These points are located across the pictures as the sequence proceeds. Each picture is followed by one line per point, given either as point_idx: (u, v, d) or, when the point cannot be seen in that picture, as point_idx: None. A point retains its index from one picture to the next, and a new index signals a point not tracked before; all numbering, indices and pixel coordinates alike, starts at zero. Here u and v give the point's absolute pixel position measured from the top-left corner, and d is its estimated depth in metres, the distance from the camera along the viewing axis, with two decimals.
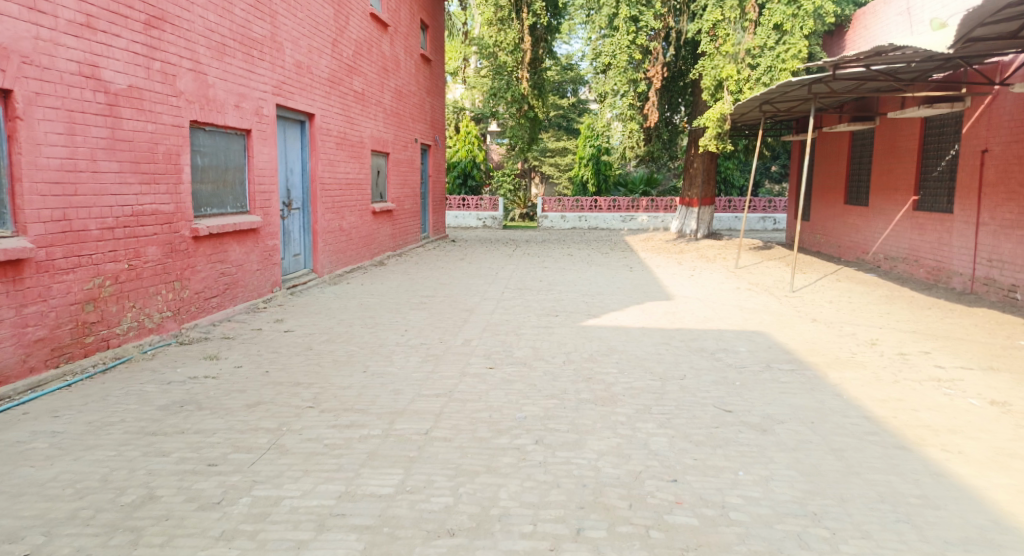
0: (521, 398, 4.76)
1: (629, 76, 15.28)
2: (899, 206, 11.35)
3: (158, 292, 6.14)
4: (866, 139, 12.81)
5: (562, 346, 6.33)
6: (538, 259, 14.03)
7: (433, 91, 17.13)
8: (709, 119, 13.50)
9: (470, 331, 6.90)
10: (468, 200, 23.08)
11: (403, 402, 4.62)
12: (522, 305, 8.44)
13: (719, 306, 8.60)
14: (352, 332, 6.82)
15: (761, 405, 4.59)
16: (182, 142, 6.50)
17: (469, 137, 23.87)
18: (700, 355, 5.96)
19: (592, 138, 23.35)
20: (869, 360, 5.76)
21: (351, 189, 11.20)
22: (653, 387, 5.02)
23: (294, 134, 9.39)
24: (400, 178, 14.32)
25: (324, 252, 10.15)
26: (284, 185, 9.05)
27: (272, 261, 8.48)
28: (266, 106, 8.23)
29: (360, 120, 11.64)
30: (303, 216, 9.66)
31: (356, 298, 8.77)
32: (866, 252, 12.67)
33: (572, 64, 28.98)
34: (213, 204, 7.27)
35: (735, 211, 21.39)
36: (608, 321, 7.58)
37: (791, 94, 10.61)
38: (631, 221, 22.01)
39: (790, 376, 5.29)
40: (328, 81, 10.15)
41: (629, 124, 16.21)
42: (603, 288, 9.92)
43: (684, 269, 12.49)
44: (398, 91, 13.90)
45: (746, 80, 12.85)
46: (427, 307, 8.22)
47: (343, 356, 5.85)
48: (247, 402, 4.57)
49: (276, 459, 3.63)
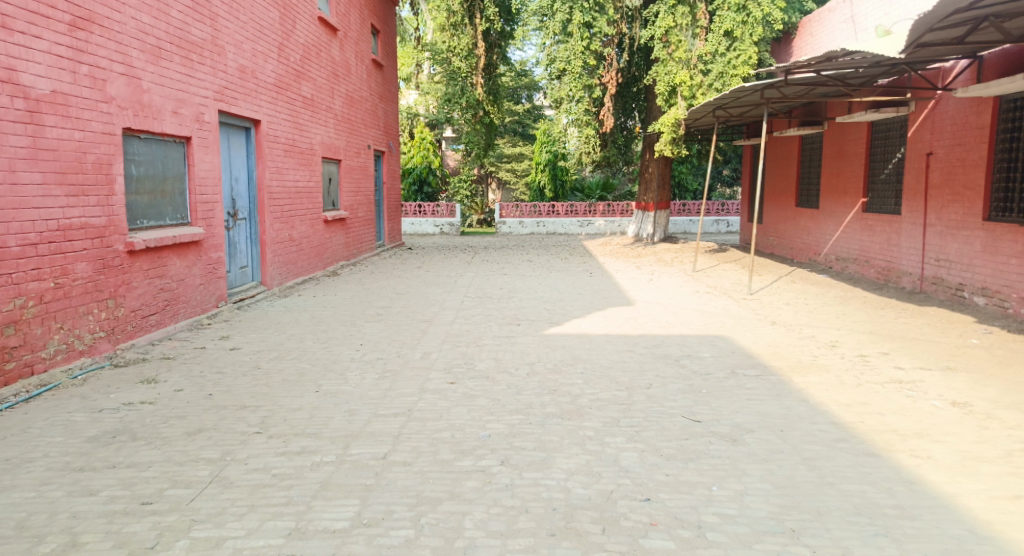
0: (483, 414, 4.57)
1: (583, 82, 15.21)
2: (849, 208, 11.55)
3: (89, 312, 5.80)
4: (815, 143, 13.03)
5: (525, 356, 6.15)
6: (496, 266, 13.84)
7: (386, 97, 16.82)
8: (663, 124, 13.59)
9: (429, 343, 6.66)
10: (424, 207, 22.78)
11: (359, 423, 4.37)
12: (482, 314, 8.24)
13: (680, 310, 8.56)
14: (304, 348, 6.51)
15: (729, 414, 4.49)
16: (115, 150, 6.14)
17: (424, 144, 23.65)
18: (664, 362, 5.86)
19: (548, 143, 23.35)
20: (832, 363, 5.74)
21: (301, 197, 10.84)
22: (619, 398, 4.88)
23: (239, 141, 9.01)
24: (353, 185, 13.97)
25: (273, 263, 9.77)
26: (229, 194, 8.66)
27: (216, 274, 8.10)
28: (208, 112, 7.86)
29: (310, 127, 11.29)
30: (250, 226, 9.28)
31: (308, 312, 8.43)
32: (817, 253, 12.86)
33: (526, 70, 28.97)
34: (150, 217, 6.89)
35: (690, 214, 21.64)
36: (570, 328, 7.45)
37: (743, 98, 10.70)
38: (588, 226, 22.03)
39: (756, 382, 5.22)
40: (275, 86, 9.79)
41: (586, 130, 16.12)
42: (564, 295, 9.80)
43: (643, 273, 12.50)
44: (349, 97, 13.57)
45: (699, 86, 12.91)
46: (383, 319, 7.94)
47: (294, 375, 5.56)
48: (188, 430, 4.27)
49: (218, 494, 3.37)
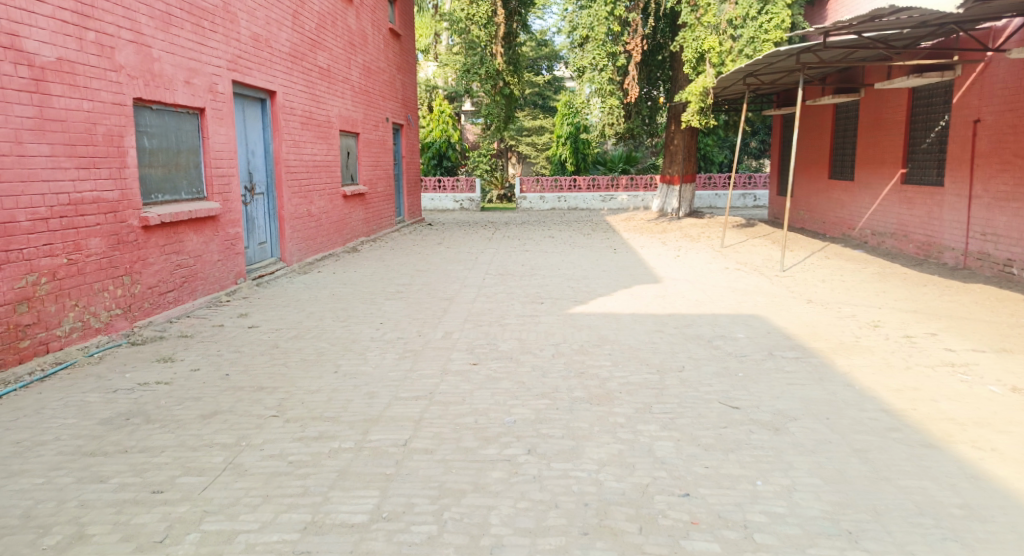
0: (508, 398, 4.34)
1: (608, 49, 14.93)
2: (887, 180, 11.06)
3: (105, 288, 5.65)
4: (850, 112, 12.49)
5: (550, 337, 5.91)
6: (518, 241, 13.57)
7: (404, 68, 16.47)
8: (691, 93, 13.14)
9: (451, 322, 6.45)
10: (444, 182, 22.48)
11: (379, 407, 4.17)
12: (504, 292, 8.00)
13: (710, 288, 8.24)
14: (323, 326, 6.33)
15: (769, 400, 4.22)
16: (126, 122, 5.95)
17: (444, 117, 23.31)
18: (696, 343, 5.58)
19: (570, 115, 22.88)
20: (875, 344, 5.43)
21: (319, 171, 10.63)
22: (650, 382, 4.62)
23: (254, 113, 8.79)
24: (371, 159, 13.73)
25: (292, 239, 9.59)
26: (245, 168, 8.47)
27: (234, 250, 7.93)
28: (221, 83, 7.63)
29: (326, 99, 11.03)
30: (267, 201, 9.09)
31: (327, 288, 8.25)
32: (852, 227, 12.40)
33: (546, 40, 28.35)
34: (165, 191, 6.71)
35: (716, 188, 21.15)
36: (596, 307, 7.18)
37: (776, 65, 10.21)
38: (610, 201, 21.61)
39: (795, 365, 4.93)
40: (290, 56, 9.53)
41: (609, 101, 15.66)
42: (588, 272, 9.51)
43: (670, 249, 12.14)
44: (366, 68, 13.27)
45: (728, 52, 12.40)
46: (404, 296, 7.74)
47: (312, 355, 5.37)
48: (202, 412, 4.09)
49: (231, 483, 3.17)
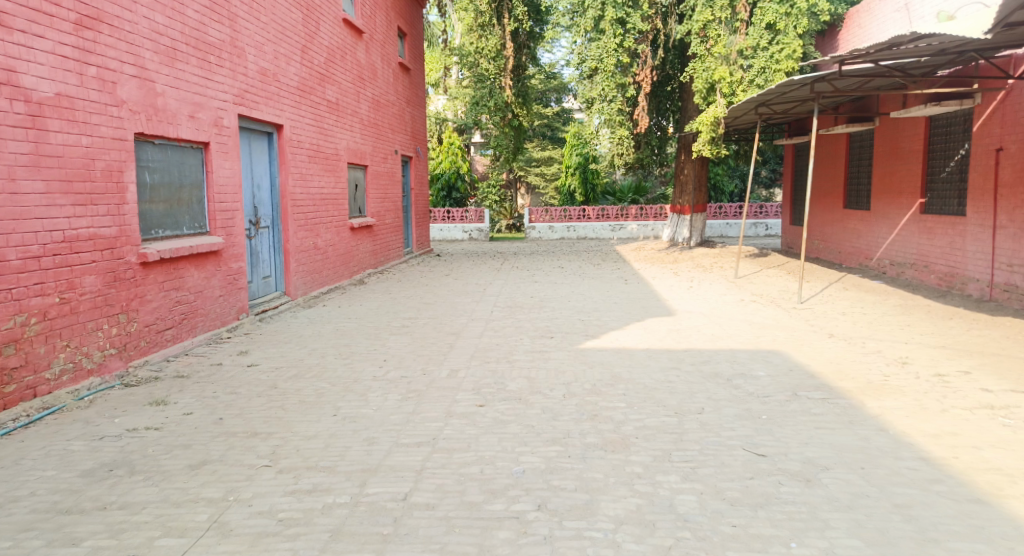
0: (516, 445, 4.06)
1: (617, 80, 14.75)
2: (905, 209, 10.81)
3: (99, 328, 5.45)
4: (865, 141, 12.29)
5: (560, 375, 5.64)
6: (527, 273, 13.36)
7: (413, 101, 16.49)
8: (702, 123, 13.00)
9: (457, 360, 6.19)
10: (452, 212, 22.38)
11: (379, 456, 3.92)
12: (513, 326, 7.76)
13: (726, 321, 7.96)
14: (324, 364, 6.10)
15: (797, 446, 3.93)
16: (126, 157, 5.82)
17: (453, 148, 23.34)
18: (715, 382, 5.30)
19: (579, 145, 22.87)
20: (904, 383, 5.13)
21: (326, 204, 10.50)
22: (668, 426, 4.34)
23: (261, 146, 8.69)
24: (380, 191, 13.63)
25: (297, 273, 9.42)
26: (250, 202, 8.33)
27: (237, 285, 7.75)
28: (227, 117, 7.54)
29: (334, 132, 10.95)
30: (273, 235, 8.94)
31: (332, 324, 8.04)
32: (869, 257, 12.11)
33: (555, 72, 28.50)
34: (166, 226, 6.55)
35: (727, 217, 20.96)
36: (607, 342, 6.91)
37: (790, 94, 10.05)
38: (620, 230, 21.42)
39: (823, 407, 4.63)
40: (298, 90, 9.47)
41: (619, 131, 15.57)
42: (598, 305, 9.26)
43: (682, 280, 11.88)
44: (375, 101, 13.24)
45: (739, 83, 12.27)
46: (409, 332, 7.51)
47: (311, 397, 5.12)
48: (191, 463, 3.84)
49: (214, 546, 2.92)
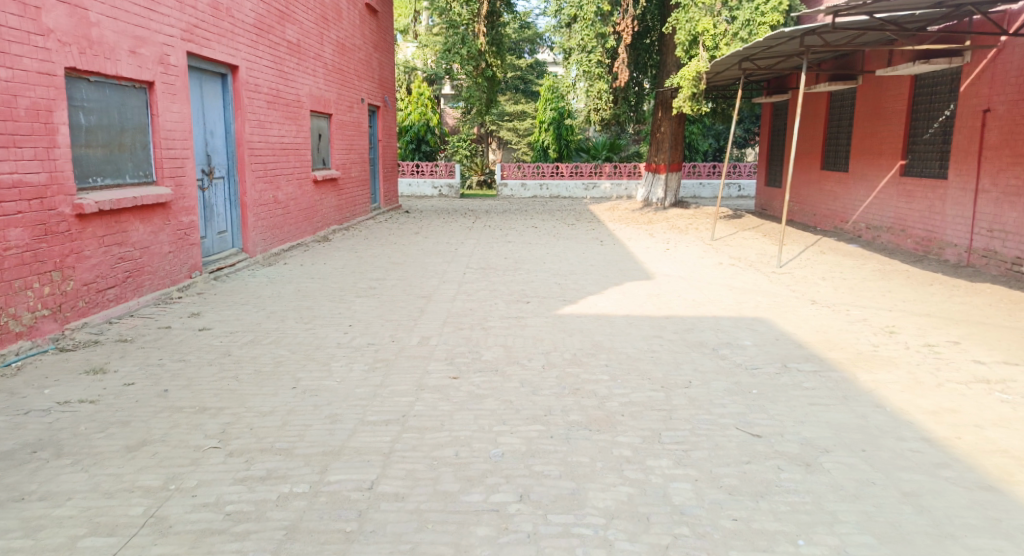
0: (493, 424, 3.73)
1: (597, 30, 14.23)
2: (884, 172, 10.62)
3: (28, 286, 4.91)
4: (846, 100, 12.02)
5: (538, 344, 5.31)
6: (499, 231, 12.95)
7: (381, 47, 15.67)
8: (683, 77, 12.62)
9: (428, 325, 5.82)
10: (422, 167, 21.71)
11: (341, 437, 3.54)
12: (487, 290, 7.39)
13: (707, 286, 7.72)
14: (284, 329, 5.67)
15: (794, 425, 3.66)
16: (56, 95, 5.20)
17: (422, 99, 22.54)
18: (700, 352, 5.02)
19: (553, 100, 22.29)
20: (896, 354, 4.92)
21: (287, 154, 9.87)
22: (656, 402, 4.04)
23: (214, 89, 8.02)
24: (345, 142, 12.96)
25: (256, 228, 8.85)
26: (202, 149, 7.70)
27: (188, 240, 7.19)
28: (174, 54, 6.86)
29: (296, 76, 10.25)
30: (228, 186, 8.34)
31: (292, 283, 7.56)
32: (845, 221, 11.98)
33: (529, 23, 27.60)
34: (106, 174, 5.95)
35: (700, 177, 20.75)
36: (586, 308, 6.61)
37: (776, 48, 9.70)
38: (593, 189, 21.05)
39: (815, 380, 4.37)
40: (255, 28, 8.74)
41: (597, 85, 15.10)
42: (575, 267, 8.93)
43: (659, 241, 11.62)
44: (340, 45, 12.47)
45: (722, 35, 11.82)
46: (376, 294, 7.08)
47: (268, 366, 4.70)
48: (129, 444, 3.42)
49: (147, 548, 2.53)
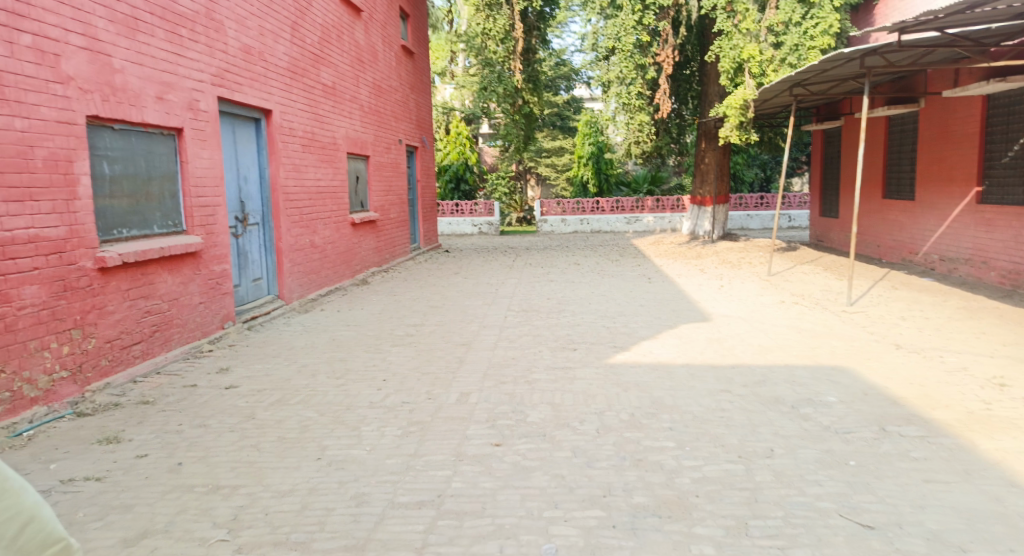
0: (544, 508, 3.18)
1: (636, 61, 13.86)
2: (957, 200, 9.84)
3: (45, 347, 4.59)
4: (908, 123, 11.32)
5: (590, 402, 4.75)
6: (541, 270, 12.46)
7: (418, 88, 15.58)
8: (729, 106, 12.03)
9: (468, 380, 5.32)
10: (461, 205, 21.49)
11: (368, 527, 3.03)
12: (530, 336, 6.87)
13: (771, 329, 7.06)
14: (314, 384, 5.24)
15: (912, 514, 3.03)
16: (76, 144, 4.95)
17: (460, 138, 22.48)
18: (778, 412, 4.45)
19: (591, 134, 21.93)
20: (1013, 413, 4.22)
21: (324, 198, 9.63)
22: (736, 478, 3.45)
23: (247, 134, 7.81)
24: (383, 184, 12.75)
25: (292, 274, 8.53)
26: (235, 195, 7.45)
27: (221, 290, 6.87)
28: (204, 99, 6.65)
29: (332, 119, 10.07)
30: (262, 232, 8.07)
31: (327, 332, 7.18)
32: (913, 252, 11.18)
33: (564, 59, 27.51)
34: (132, 225, 5.68)
35: (748, 208, 20.00)
36: (640, 356, 6.05)
37: (832, 71, 9.11)
38: (636, 223, 20.47)
39: (925, 450, 3.75)
40: (289, 71, 8.58)
41: (638, 116, 14.65)
42: (623, 308, 8.35)
43: (712, 278, 10.95)
44: (376, 86, 12.35)
45: (769, 62, 11.27)
46: (413, 342, 6.63)
47: (294, 430, 4.25)
48: (129, 537, 2.97)
49: None
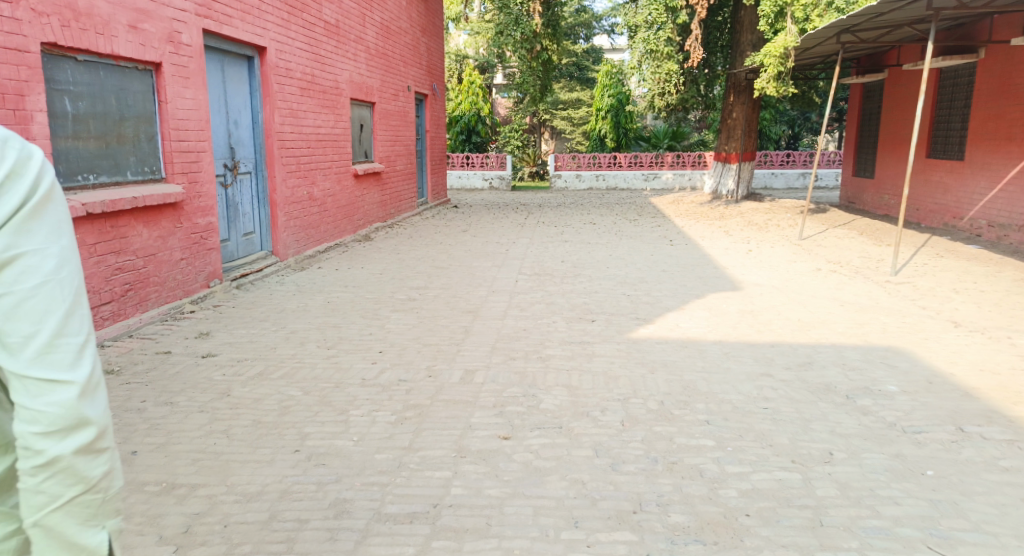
0: (562, 527, 2.60)
1: (666, 2, 12.88)
2: (1014, 160, 9.25)
3: None
4: (961, 76, 10.56)
5: (612, 385, 4.18)
6: (555, 228, 11.81)
7: (430, 32, 14.67)
8: (768, 54, 11.12)
9: (474, 353, 4.76)
10: (472, 158, 20.70)
11: (347, 548, 2.47)
12: (543, 304, 6.26)
13: (810, 301, 6.42)
14: (302, 354, 4.65)
15: (1020, 548, 2.45)
16: (29, 75, 4.29)
17: (473, 87, 21.52)
18: (831, 403, 3.89)
19: (611, 85, 20.95)
20: None
21: (324, 146, 8.94)
22: (792, 492, 2.87)
23: (239, 73, 7.09)
24: (389, 133, 12.01)
25: (288, 229, 7.91)
26: (224, 141, 6.76)
27: (208, 245, 6.22)
28: (188, 31, 5.89)
29: (334, 61, 9.30)
30: (254, 182, 7.41)
31: (325, 293, 6.62)
32: (958, 217, 10.56)
33: (585, 6, 26.26)
34: (100, 171, 5.02)
35: (772, 167, 19.12)
36: (666, 329, 5.46)
37: (888, 14, 8.28)
38: (653, 180, 19.65)
39: (1013, 457, 3.18)
40: (286, 4, 7.79)
41: (666, 65, 13.77)
42: (644, 274, 7.70)
43: (738, 241, 10.26)
44: (384, 27, 11.51)
45: (814, 6, 10.41)
46: (416, 307, 6.06)
47: (271, 412, 3.65)
48: None
49: None
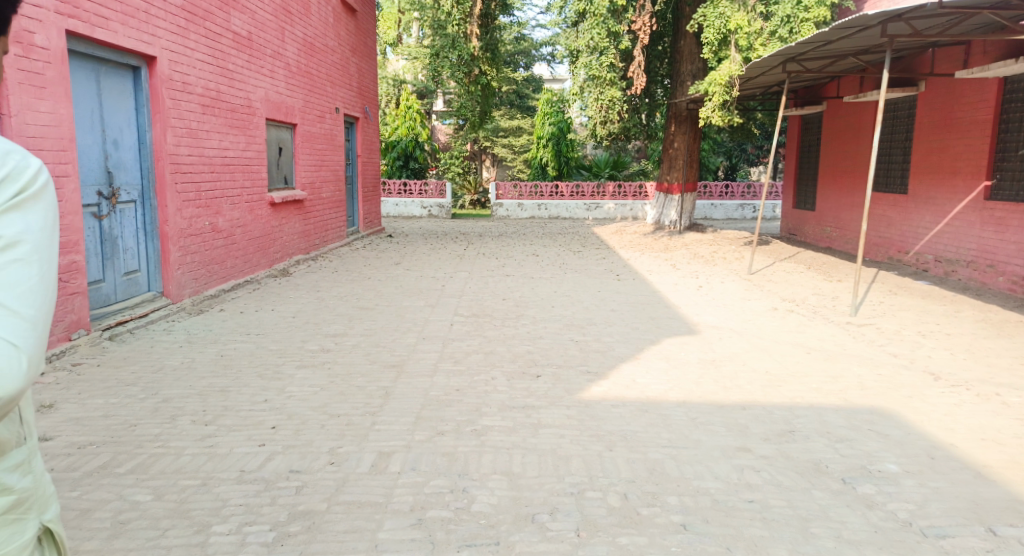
0: None
1: (609, 27, 12.44)
2: (960, 194, 9.03)
3: None
4: (901, 109, 10.42)
5: (562, 471, 3.35)
6: (494, 261, 11.00)
7: (360, 51, 13.79)
8: (714, 82, 10.70)
9: (391, 427, 3.85)
10: (409, 185, 19.78)
11: None
12: (479, 355, 5.40)
13: (774, 348, 5.80)
14: (168, 435, 3.64)
15: None
16: None
17: (411, 112, 20.68)
18: (830, 493, 3.17)
19: (552, 113, 20.49)
20: None
21: (232, 171, 7.92)
22: None
23: (120, 85, 6.05)
24: (313, 157, 11.03)
25: (183, 265, 6.82)
26: (96, 163, 5.69)
27: (70, 289, 5.12)
28: (43, 32, 4.86)
29: (247, 76, 8.33)
30: (139, 212, 6.34)
31: (220, 343, 5.58)
32: (904, 251, 10.32)
33: (524, 34, 25.93)
34: None
35: (712, 197, 18.97)
36: (622, 387, 4.69)
37: (837, 43, 7.92)
38: (596, 209, 19.17)
39: None
40: (183, 9, 6.81)
41: (609, 91, 13.30)
42: (593, 315, 6.96)
43: (686, 275, 9.69)
44: (308, 43, 10.61)
45: (757, 35, 10.22)
46: (327, 362, 5.11)
47: (99, 534, 2.65)
48: None
49: None
